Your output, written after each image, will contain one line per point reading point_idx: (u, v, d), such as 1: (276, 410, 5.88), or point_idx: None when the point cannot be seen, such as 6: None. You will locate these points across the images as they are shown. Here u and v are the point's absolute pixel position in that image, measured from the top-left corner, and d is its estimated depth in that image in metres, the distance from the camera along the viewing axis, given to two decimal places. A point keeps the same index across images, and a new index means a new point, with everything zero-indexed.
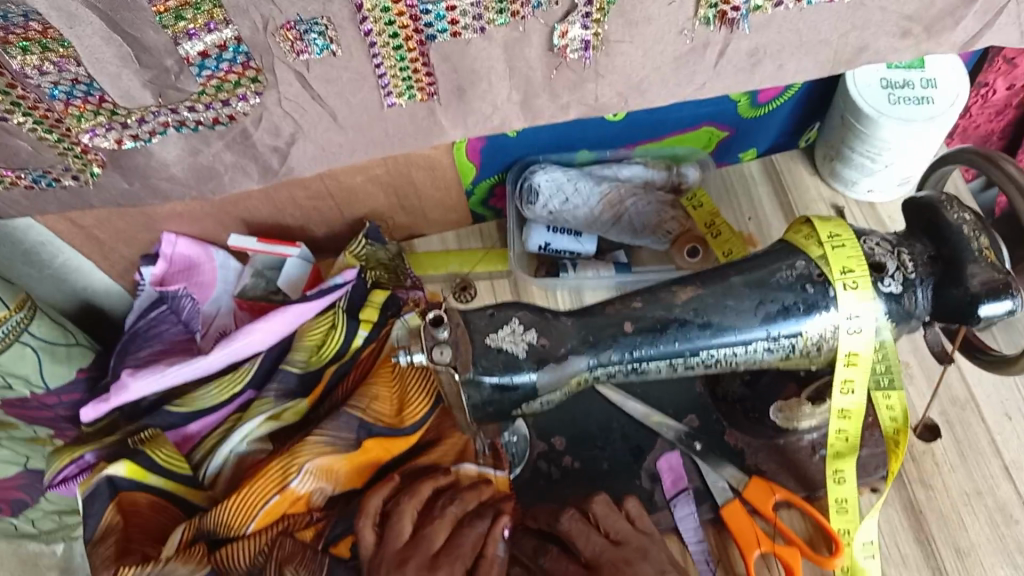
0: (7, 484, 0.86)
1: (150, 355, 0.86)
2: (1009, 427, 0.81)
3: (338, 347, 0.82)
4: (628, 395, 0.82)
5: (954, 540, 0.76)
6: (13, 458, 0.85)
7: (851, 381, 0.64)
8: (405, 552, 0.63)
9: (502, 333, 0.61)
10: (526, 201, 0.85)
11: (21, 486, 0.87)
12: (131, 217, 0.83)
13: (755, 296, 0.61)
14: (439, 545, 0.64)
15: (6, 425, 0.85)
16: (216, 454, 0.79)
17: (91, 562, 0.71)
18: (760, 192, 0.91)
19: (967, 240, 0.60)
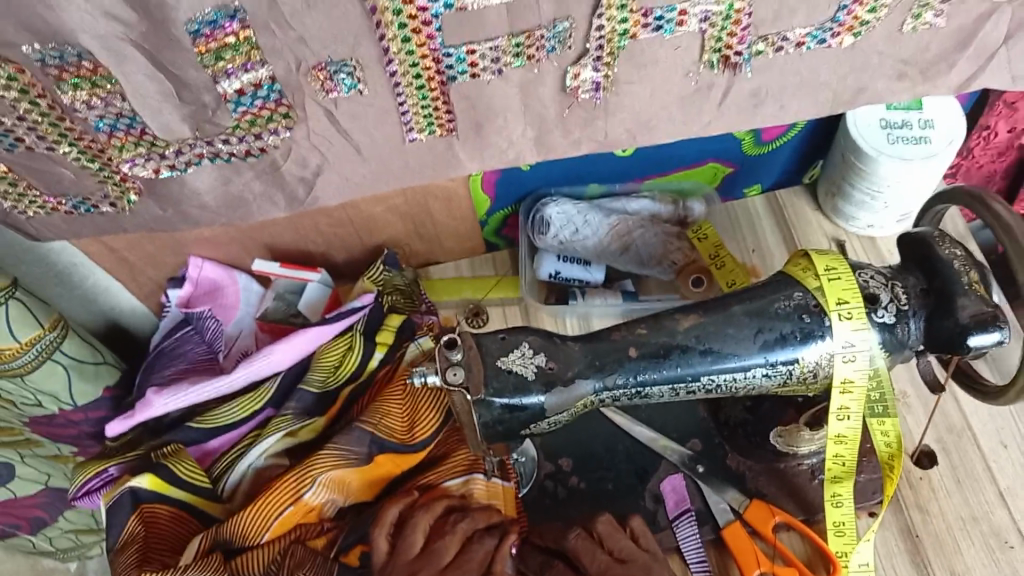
0: (31, 501, 0.94)
1: (174, 373, 0.90)
2: (1004, 455, 0.83)
3: (354, 369, 0.86)
4: (634, 419, 0.86)
5: (950, 563, 0.78)
6: (34, 476, 0.92)
7: (846, 407, 0.67)
8: (417, 565, 0.68)
9: (513, 356, 0.65)
10: (538, 232, 0.89)
11: (40, 505, 0.95)
12: (161, 241, 0.87)
13: (754, 324, 0.65)
14: (449, 559, 0.69)
15: (32, 444, 0.92)
16: (233, 470, 0.83)
17: (115, 570, 0.75)
18: (763, 226, 0.95)
19: (957, 274, 0.63)
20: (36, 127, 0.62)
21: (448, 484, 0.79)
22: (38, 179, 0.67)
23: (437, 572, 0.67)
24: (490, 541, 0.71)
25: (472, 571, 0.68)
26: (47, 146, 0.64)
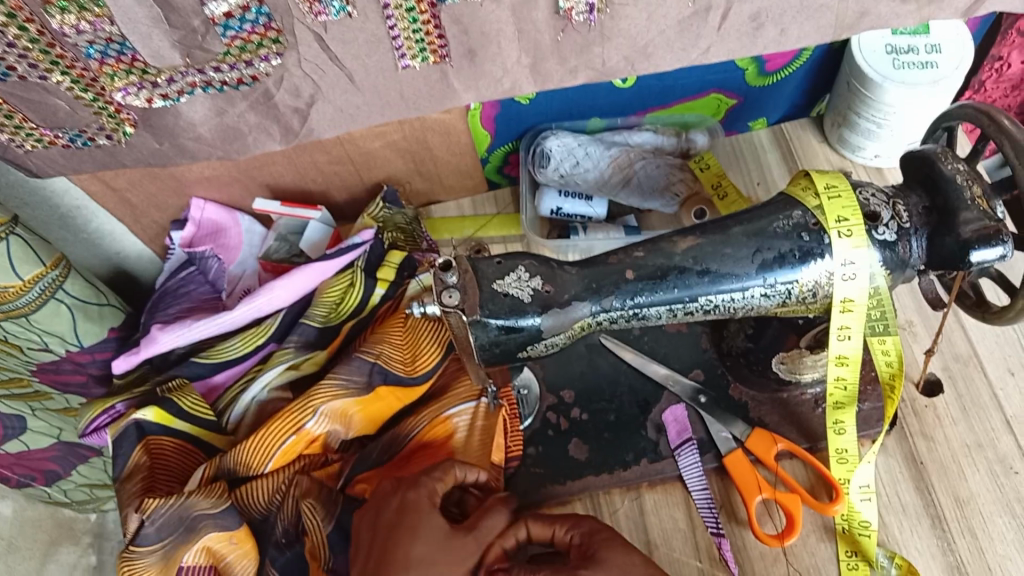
0: (42, 454, 0.93)
1: (180, 311, 0.91)
2: (1011, 382, 0.82)
3: (357, 304, 0.87)
4: (646, 357, 0.85)
5: (953, 490, 0.78)
6: (46, 430, 0.91)
7: (847, 327, 0.67)
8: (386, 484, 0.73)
9: (509, 280, 0.64)
10: (538, 166, 0.88)
11: (53, 458, 0.94)
12: (163, 181, 0.88)
13: (752, 244, 0.64)
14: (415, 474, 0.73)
15: (42, 396, 0.91)
16: (238, 403, 0.85)
17: (120, 497, 0.76)
18: (768, 158, 0.94)
19: (960, 189, 0.60)
20: (27, 54, 0.61)
21: (451, 415, 0.82)
22: (33, 111, 0.67)
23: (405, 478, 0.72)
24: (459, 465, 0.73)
25: (431, 479, 0.71)
26: (39, 75, 0.63)
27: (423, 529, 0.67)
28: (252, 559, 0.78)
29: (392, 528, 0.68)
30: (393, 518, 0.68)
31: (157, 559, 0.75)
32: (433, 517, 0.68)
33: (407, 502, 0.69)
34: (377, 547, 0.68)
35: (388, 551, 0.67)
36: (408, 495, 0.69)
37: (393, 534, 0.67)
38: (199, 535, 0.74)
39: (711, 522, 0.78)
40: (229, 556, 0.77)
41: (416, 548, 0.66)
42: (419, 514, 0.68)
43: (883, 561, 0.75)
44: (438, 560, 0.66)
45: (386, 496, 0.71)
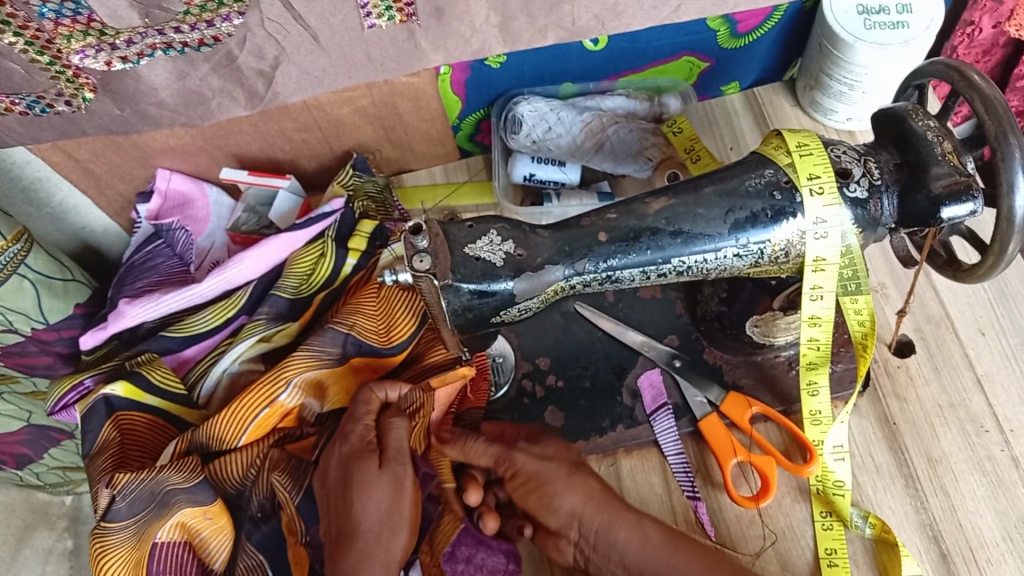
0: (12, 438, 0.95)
1: (147, 285, 0.89)
2: (982, 342, 0.83)
3: (328, 275, 0.85)
4: (623, 325, 0.84)
5: (926, 449, 0.79)
6: (14, 413, 0.92)
7: (819, 286, 0.67)
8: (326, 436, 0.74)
9: (481, 244, 0.63)
10: (510, 131, 0.87)
11: (24, 441, 0.96)
12: (127, 151, 0.85)
13: (725, 203, 0.63)
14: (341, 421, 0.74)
15: (9, 380, 0.90)
16: (209, 375, 0.82)
17: (90, 474, 0.75)
18: (741, 123, 0.93)
19: (930, 145, 0.60)
20: None
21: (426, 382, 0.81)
22: None
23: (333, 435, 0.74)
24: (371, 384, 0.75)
25: (355, 419, 0.73)
26: None
27: (360, 476, 0.69)
28: (227, 534, 0.76)
29: (336, 488, 0.70)
30: (336, 476, 0.70)
31: (129, 536, 0.73)
32: (365, 465, 0.70)
33: (341, 457, 0.71)
34: (332, 512, 0.70)
35: (340, 516, 0.69)
36: (338, 450, 0.71)
37: (337, 491, 0.70)
38: (172, 512, 0.73)
39: (687, 484, 0.79)
40: (204, 532, 0.76)
41: (362, 500, 0.68)
42: (354, 467, 0.70)
43: (857, 521, 0.76)
44: (384, 506, 0.68)
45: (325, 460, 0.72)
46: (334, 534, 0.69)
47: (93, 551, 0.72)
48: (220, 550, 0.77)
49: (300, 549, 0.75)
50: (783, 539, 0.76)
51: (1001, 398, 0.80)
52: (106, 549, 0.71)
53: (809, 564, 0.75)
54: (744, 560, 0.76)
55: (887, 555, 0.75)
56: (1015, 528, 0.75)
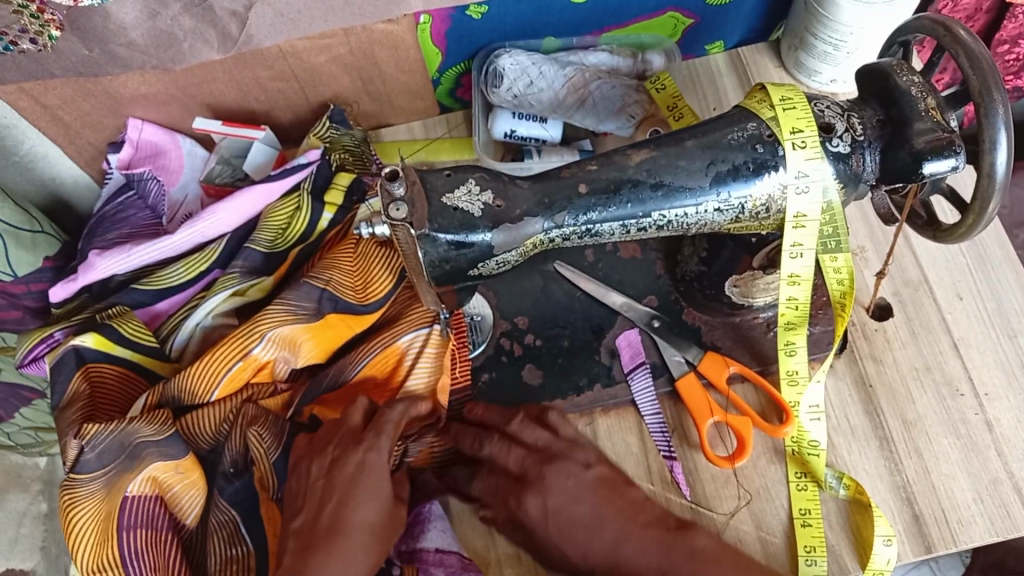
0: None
1: (119, 237, 0.87)
2: (960, 307, 0.83)
3: (305, 227, 0.84)
4: (606, 286, 0.83)
5: (901, 412, 0.79)
6: None
7: (800, 244, 0.67)
8: (341, 429, 0.72)
9: (459, 193, 0.62)
10: (490, 86, 0.85)
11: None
12: (97, 98, 0.83)
13: (706, 156, 0.62)
14: (357, 423, 0.73)
15: None
16: (182, 329, 0.81)
17: (60, 425, 0.74)
18: (725, 83, 0.92)
19: (914, 100, 0.59)
20: None
21: (402, 344, 0.80)
22: None
23: (354, 433, 0.72)
24: (405, 403, 0.74)
25: (387, 432, 0.71)
26: None
27: (377, 493, 0.69)
28: (199, 488, 0.76)
29: (347, 487, 0.69)
30: (351, 475, 0.69)
31: (98, 488, 0.72)
32: (383, 485, 0.70)
33: (369, 462, 0.70)
34: (329, 502, 0.69)
35: (339, 516, 0.68)
36: (368, 455, 0.70)
37: (348, 488, 0.69)
38: (142, 465, 0.72)
39: (663, 445, 0.79)
40: (175, 486, 0.74)
41: (366, 514, 0.68)
42: (377, 482, 0.69)
43: (832, 482, 0.76)
44: (381, 524, 0.69)
45: (343, 453, 0.70)
46: (319, 524, 0.68)
47: (62, 504, 0.71)
48: (191, 505, 0.76)
49: (272, 504, 0.75)
50: (758, 499, 0.77)
51: (977, 363, 0.81)
52: (75, 501, 0.71)
53: (783, 524, 0.75)
54: (718, 519, 0.76)
55: (860, 515, 0.75)
56: (986, 491, 0.75)
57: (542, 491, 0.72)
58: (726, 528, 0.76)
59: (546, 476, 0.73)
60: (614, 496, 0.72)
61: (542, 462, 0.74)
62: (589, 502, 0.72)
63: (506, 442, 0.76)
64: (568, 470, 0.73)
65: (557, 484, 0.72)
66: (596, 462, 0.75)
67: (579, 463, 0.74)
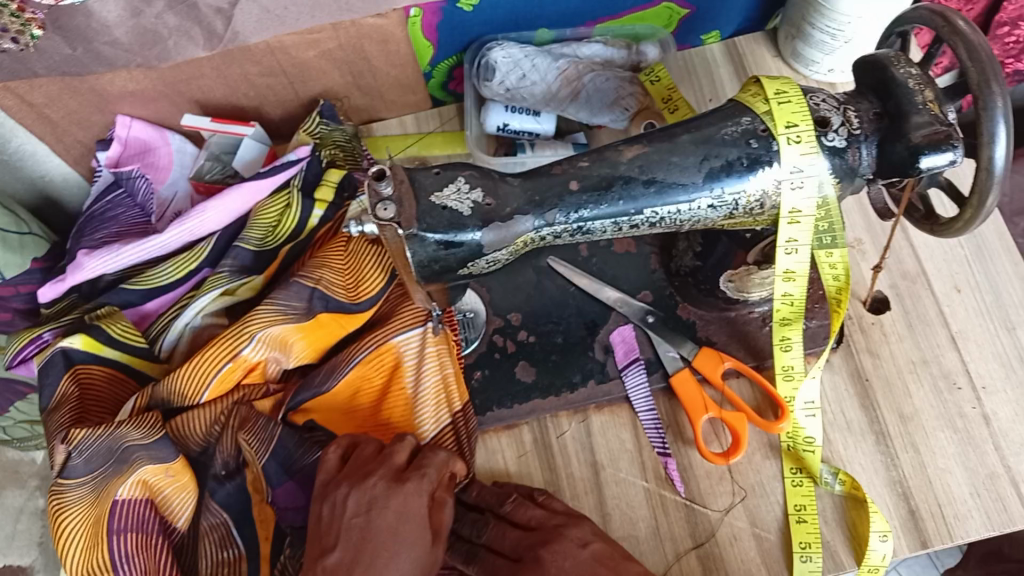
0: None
1: (107, 236, 0.86)
2: (957, 299, 0.82)
3: (296, 225, 0.83)
4: (600, 282, 0.82)
5: (898, 406, 0.78)
6: None
7: (794, 240, 0.66)
8: (381, 465, 0.68)
9: (448, 191, 0.61)
10: (483, 79, 0.84)
11: None
12: (85, 95, 0.82)
13: (700, 152, 0.61)
14: (400, 463, 0.69)
15: None
16: (171, 329, 0.80)
17: (49, 428, 0.73)
18: (721, 74, 0.91)
19: (912, 93, 0.59)
20: None
21: (396, 342, 0.79)
22: None
23: (395, 473, 0.68)
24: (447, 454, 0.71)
25: (431, 476, 0.68)
26: None
27: (414, 544, 0.64)
28: (190, 491, 0.75)
29: (383, 534, 0.63)
30: (391, 521, 0.64)
31: (87, 493, 0.72)
32: (423, 534, 0.64)
33: (409, 507, 0.65)
34: (364, 549, 0.63)
35: (374, 565, 0.62)
36: (408, 499, 0.65)
37: (386, 535, 0.63)
38: (132, 468, 0.71)
39: (658, 442, 0.79)
40: (166, 489, 0.74)
41: (402, 563, 0.62)
42: (416, 530, 0.64)
43: (827, 478, 0.76)
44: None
45: (383, 493, 0.66)
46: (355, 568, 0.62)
47: (51, 510, 0.71)
48: (183, 508, 0.75)
49: (265, 507, 0.75)
50: (753, 496, 0.76)
51: (975, 356, 0.80)
52: (63, 507, 0.71)
53: (778, 521, 0.75)
54: (712, 516, 0.75)
55: (857, 512, 0.74)
56: (984, 485, 0.75)
57: (540, 573, 0.65)
58: (721, 526, 0.75)
59: (544, 558, 0.66)
60: (613, 575, 0.65)
61: (538, 545, 0.67)
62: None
63: (502, 526, 0.71)
64: (566, 551, 0.66)
65: (555, 566, 0.65)
66: (593, 539, 0.68)
67: (575, 541, 0.67)
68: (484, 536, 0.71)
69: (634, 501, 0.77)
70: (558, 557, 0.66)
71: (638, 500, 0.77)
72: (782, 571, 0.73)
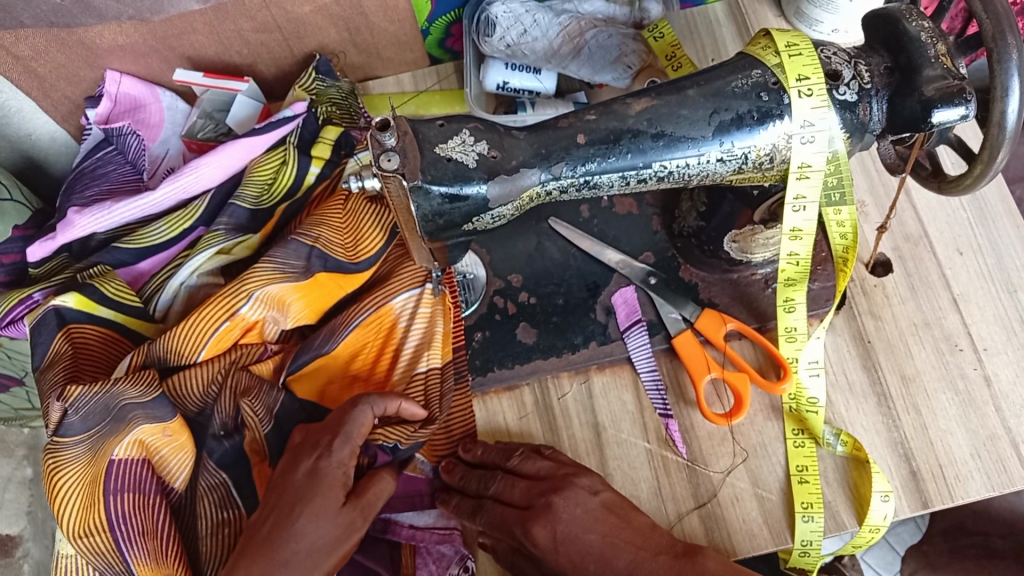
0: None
1: (98, 194, 0.85)
2: (959, 262, 0.82)
3: (291, 183, 0.81)
4: (603, 244, 0.81)
5: (900, 367, 0.78)
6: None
7: (803, 196, 0.65)
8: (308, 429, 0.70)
9: (453, 143, 0.60)
10: (483, 35, 0.82)
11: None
12: (72, 48, 0.79)
13: (710, 105, 0.60)
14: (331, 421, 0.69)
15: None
16: (166, 289, 0.78)
17: (42, 388, 0.71)
18: (723, 33, 0.89)
19: (924, 46, 0.57)
20: None
21: (396, 304, 0.78)
22: None
23: (316, 434, 0.69)
24: (372, 406, 0.69)
25: (347, 434, 0.67)
26: None
27: (320, 503, 0.65)
28: (188, 451, 0.74)
29: (290, 492, 0.65)
30: (298, 480, 0.65)
31: (84, 452, 0.70)
32: (332, 493, 0.65)
33: (320, 468, 0.66)
34: (274, 509, 0.65)
35: (278, 528, 0.64)
36: (319, 462, 0.66)
37: (294, 497, 0.65)
38: (130, 427, 0.70)
39: (659, 403, 0.78)
40: (163, 449, 0.73)
41: (307, 524, 0.64)
42: (323, 488, 0.65)
43: (830, 439, 0.75)
44: (323, 539, 0.64)
45: (298, 456, 0.67)
46: (261, 529, 0.64)
47: (47, 467, 0.69)
48: (181, 468, 0.74)
49: (265, 468, 0.75)
50: (755, 456, 0.76)
51: (976, 317, 0.80)
52: (60, 465, 0.69)
53: (780, 482, 0.75)
54: (714, 477, 0.75)
55: (858, 472, 0.75)
56: (985, 446, 0.75)
57: (551, 520, 0.68)
58: (724, 486, 0.75)
59: (556, 505, 0.68)
60: (622, 525, 0.67)
61: (550, 491, 0.69)
62: (598, 533, 0.67)
63: (510, 478, 0.71)
64: (577, 497, 0.68)
65: (566, 513, 0.68)
66: (603, 487, 0.70)
67: (585, 489, 0.69)
68: (492, 488, 0.71)
69: (636, 462, 0.76)
70: (569, 504, 0.68)
71: (639, 462, 0.76)
72: (784, 531, 0.73)
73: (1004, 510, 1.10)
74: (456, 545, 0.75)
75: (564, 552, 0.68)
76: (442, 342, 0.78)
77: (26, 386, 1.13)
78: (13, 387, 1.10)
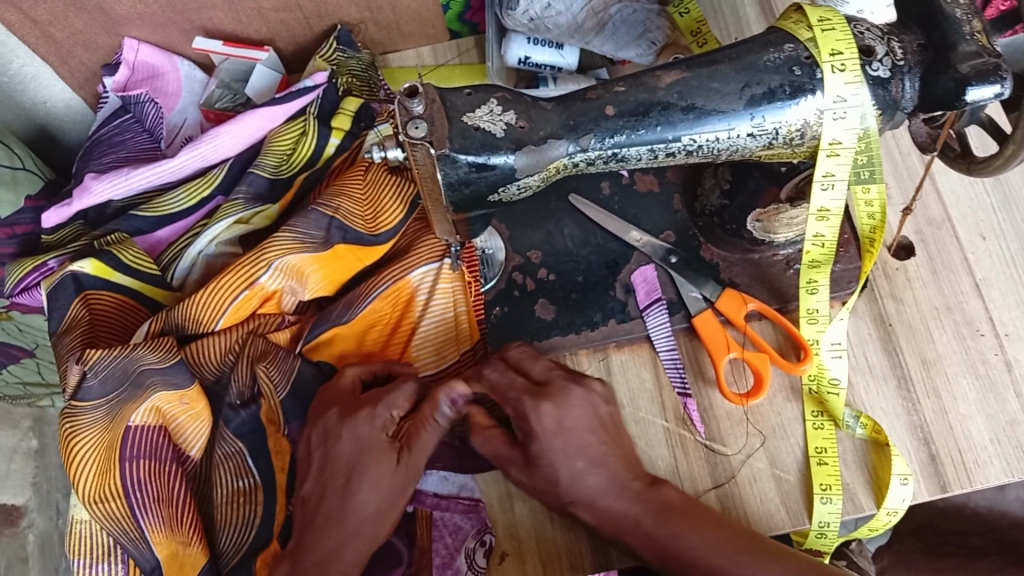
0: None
1: (115, 161, 0.85)
2: (982, 247, 0.81)
3: (310, 154, 0.81)
4: (625, 224, 0.81)
5: (920, 351, 0.78)
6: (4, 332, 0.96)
7: (832, 174, 0.64)
8: (339, 399, 0.70)
9: (480, 113, 0.59)
10: (506, 9, 0.82)
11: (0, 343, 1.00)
12: (90, 13, 0.78)
13: (741, 78, 0.60)
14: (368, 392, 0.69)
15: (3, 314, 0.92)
16: (183, 258, 0.78)
17: (59, 352, 0.71)
18: (747, 10, 0.89)
19: (958, 23, 0.57)
20: None
21: (414, 278, 0.78)
22: None
23: (353, 402, 0.69)
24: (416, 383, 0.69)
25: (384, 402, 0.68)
26: None
27: (371, 471, 0.66)
28: (204, 420, 0.74)
29: (339, 463, 0.66)
30: (343, 451, 0.66)
31: (101, 417, 0.70)
32: (378, 459, 0.66)
33: (361, 436, 0.66)
34: (324, 481, 0.66)
35: (337, 500, 0.65)
36: (359, 429, 0.67)
37: (344, 468, 0.66)
38: (147, 394, 0.70)
39: (678, 382, 0.78)
40: (180, 417, 0.73)
41: (363, 492, 0.65)
42: (372, 454, 0.66)
43: (849, 420, 0.75)
44: (381, 500, 0.66)
45: (336, 426, 0.67)
46: (320, 502, 0.66)
47: (64, 432, 0.69)
48: (197, 437, 0.74)
49: (281, 438, 0.74)
50: (772, 438, 0.76)
51: (998, 303, 0.79)
52: (77, 430, 0.69)
53: (798, 462, 0.74)
54: (732, 457, 0.75)
55: (877, 454, 0.74)
56: (1004, 431, 0.75)
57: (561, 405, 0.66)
58: (742, 468, 0.74)
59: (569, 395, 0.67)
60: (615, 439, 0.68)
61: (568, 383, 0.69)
62: (597, 438, 0.67)
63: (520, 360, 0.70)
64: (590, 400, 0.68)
65: (576, 403, 0.67)
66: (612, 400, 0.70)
67: (599, 395, 0.69)
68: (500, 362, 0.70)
69: (654, 440, 0.76)
70: (583, 405, 0.67)
71: (657, 440, 0.76)
72: (801, 512, 0.73)
73: (985, 509, 1.14)
74: (476, 522, 0.74)
75: (563, 439, 0.65)
76: (468, 325, 0.79)
77: (36, 357, 1.11)
78: (23, 360, 1.09)
